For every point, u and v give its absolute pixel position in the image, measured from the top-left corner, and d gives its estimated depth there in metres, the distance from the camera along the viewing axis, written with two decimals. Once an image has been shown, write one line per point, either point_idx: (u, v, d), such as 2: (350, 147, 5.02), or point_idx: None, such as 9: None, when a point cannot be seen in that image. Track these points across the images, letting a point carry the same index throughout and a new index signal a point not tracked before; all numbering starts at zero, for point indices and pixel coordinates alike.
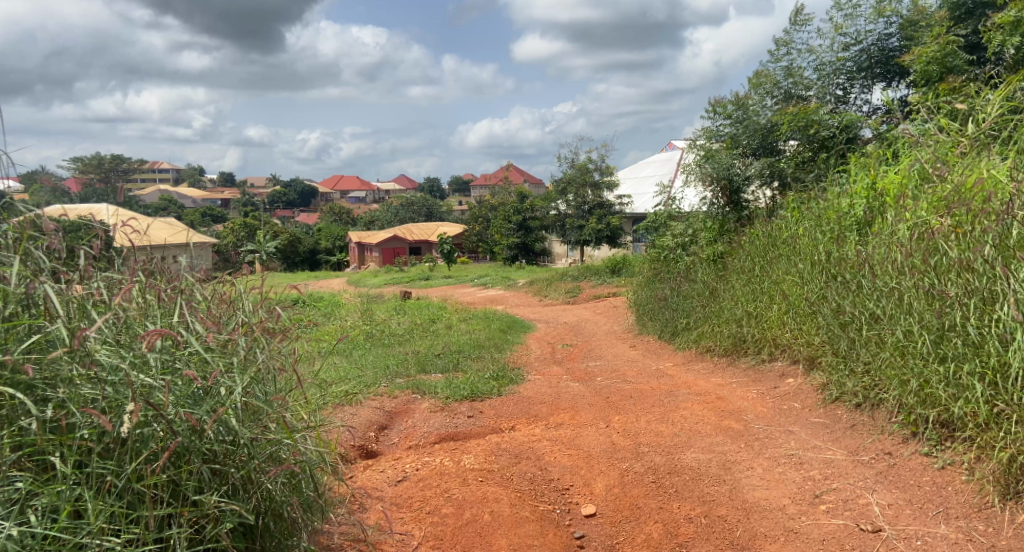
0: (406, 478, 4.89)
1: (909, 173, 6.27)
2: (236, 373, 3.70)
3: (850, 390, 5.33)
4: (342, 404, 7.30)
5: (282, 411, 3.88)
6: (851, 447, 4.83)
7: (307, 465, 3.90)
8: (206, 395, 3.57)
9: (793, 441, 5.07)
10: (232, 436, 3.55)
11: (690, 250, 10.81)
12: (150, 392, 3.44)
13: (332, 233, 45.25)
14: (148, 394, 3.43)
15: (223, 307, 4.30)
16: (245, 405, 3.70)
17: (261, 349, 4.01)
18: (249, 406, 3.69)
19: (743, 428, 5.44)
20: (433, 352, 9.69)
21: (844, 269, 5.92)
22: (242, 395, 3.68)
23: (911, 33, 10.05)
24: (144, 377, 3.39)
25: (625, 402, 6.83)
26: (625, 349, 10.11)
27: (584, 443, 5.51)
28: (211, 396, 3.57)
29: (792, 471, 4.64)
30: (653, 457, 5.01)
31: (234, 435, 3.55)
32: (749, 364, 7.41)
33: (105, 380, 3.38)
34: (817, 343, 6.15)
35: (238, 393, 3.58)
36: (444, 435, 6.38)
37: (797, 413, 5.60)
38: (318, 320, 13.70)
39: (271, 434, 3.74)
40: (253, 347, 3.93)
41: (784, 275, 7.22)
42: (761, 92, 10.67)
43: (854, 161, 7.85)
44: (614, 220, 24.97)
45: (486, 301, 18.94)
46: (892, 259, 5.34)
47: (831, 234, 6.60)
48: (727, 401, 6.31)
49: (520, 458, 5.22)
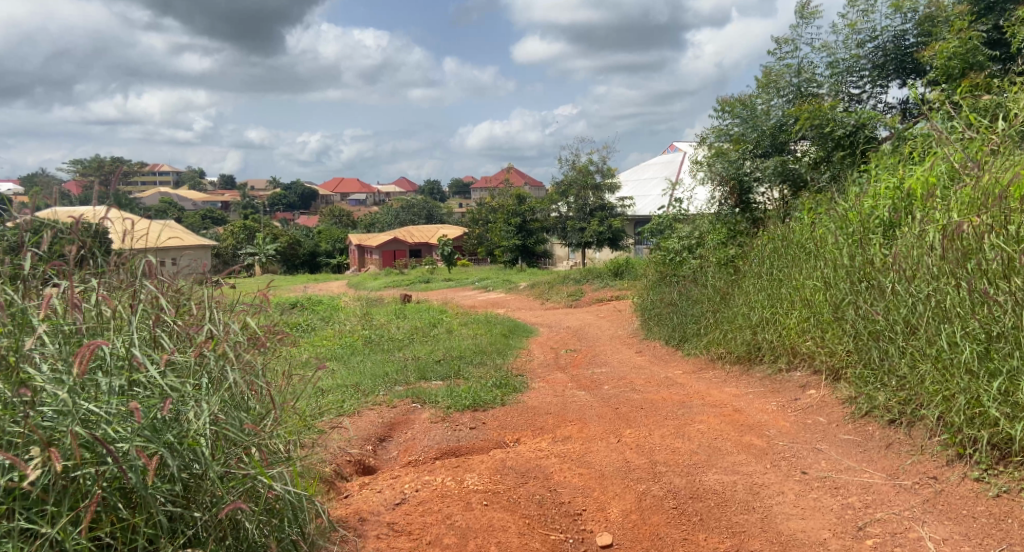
0: (404, 500, 4.54)
1: (937, 173, 5.98)
2: (203, 398, 3.38)
3: (883, 405, 4.99)
4: (337, 416, 6.95)
5: (263, 441, 3.56)
6: (889, 469, 4.47)
7: (304, 497, 3.58)
8: (168, 424, 3.27)
9: (823, 461, 4.71)
10: (199, 472, 3.27)
11: (697, 253, 10.47)
12: (99, 423, 3.13)
13: (331, 236, 44.82)
14: (93, 426, 3.12)
15: (199, 324, 3.99)
16: (217, 434, 3.40)
17: (232, 366, 3.71)
18: (221, 435, 3.40)
19: (766, 445, 5.08)
20: (434, 358, 9.35)
21: (870, 272, 5.58)
22: (212, 422, 3.38)
23: (930, 29, 9.71)
24: (89, 406, 3.08)
25: (635, 413, 6.47)
26: (631, 355, 9.77)
27: (596, 461, 5.15)
28: (173, 425, 3.27)
29: (827, 498, 4.28)
30: (672, 478, 4.65)
31: (202, 468, 3.26)
32: (765, 373, 7.05)
33: (44, 410, 3.07)
34: (842, 352, 5.79)
35: (205, 421, 3.28)
36: (446, 449, 6.03)
37: (823, 428, 5.24)
38: (316, 324, 13.35)
39: (248, 468, 3.42)
40: (225, 364, 3.64)
41: (804, 280, 6.87)
42: (770, 91, 10.31)
43: (874, 163, 7.51)
44: (616, 223, 24.68)
45: (488, 304, 18.65)
46: (925, 263, 4.99)
47: (853, 235, 6.24)
48: (745, 414, 5.95)
49: (528, 478, 4.86)
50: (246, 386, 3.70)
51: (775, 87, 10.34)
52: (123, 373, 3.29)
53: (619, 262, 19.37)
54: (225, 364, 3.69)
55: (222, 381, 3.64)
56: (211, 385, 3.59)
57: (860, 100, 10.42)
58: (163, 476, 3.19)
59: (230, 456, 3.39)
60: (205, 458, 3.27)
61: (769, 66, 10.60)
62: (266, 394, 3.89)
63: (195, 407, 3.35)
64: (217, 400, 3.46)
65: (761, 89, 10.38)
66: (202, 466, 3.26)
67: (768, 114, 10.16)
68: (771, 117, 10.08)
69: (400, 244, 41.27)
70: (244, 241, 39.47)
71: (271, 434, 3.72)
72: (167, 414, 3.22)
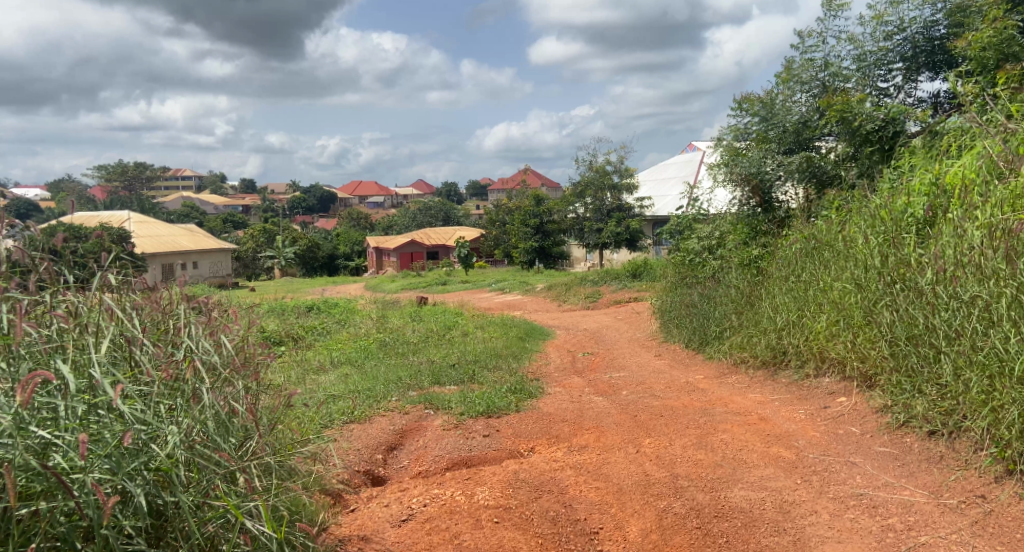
0: (411, 517, 4.29)
1: (976, 169, 5.71)
2: (174, 423, 3.35)
3: (921, 415, 4.71)
4: (346, 423, 6.74)
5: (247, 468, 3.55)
6: (931, 486, 4.19)
7: (278, 538, 3.43)
8: (135, 451, 3.22)
9: (858, 477, 4.42)
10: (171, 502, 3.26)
11: (717, 253, 10.15)
12: (53, 451, 3.06)
13: (350, 238, 44.66)
14: (48, 455, 3.05)
15: (178, 341, 3.94)
16: (190, 461, 3.40)
17: (206, 386, 3.66)
18: (195, 462, 3.38)
19: (796, 458, 4.79)
20: (449, 362, 9.11)
21: (905, 273, 5.27)
22: (185, 449, 3.36)
23: (962, 20, 9.38)
24: (41, 434, 2.99)
25: (655, 421, 6.20)
26: (650, 358, 9.48)
27: (612, 473, 4.87)
28: (140, 453, 3.23)
29: (865, 519, 3.98)
30: (694, 494, 4.37)
31: (175, 499, 3.25)
32: (791, 379, 6.76)
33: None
34: (875, 357, 5.48)
35: (174, 447, 3.26)
36: (456, 459, 5.78)
37: (857, 439, 4.95)
38: (331, 328, 13.14)
39: (219, 500, 3.40)
40: (199, 385, 3.57)
41: (833, 282, 6.58)
42: (793, 86, 10.06)
43: (905, 160, 7.21)
44: (633, 223, 24.36)
45: (505, 307, 18.41)
46: (975, 265, 4.68)
47: (885, 235, 5.95)
48: (772, 422, 5.66)
49: (541, 492, 4.59)
50: (223, 407, 3.67)
51: (798, 83, 10.07)
52: (84, 396, 3.22)
53: (638, 263, 19.04)
54: (200, 384, 3.65)
55: (196, 401, 3.58)
56: (186, 407, 3.56)
57: (890, 93, 10.08)
58: (128, 508, 3.16)
59: (206, 483, 3.39)
60: (178, 487, 3.27)
61: (792, 61, 10.31)
62: (247, 417, 3.80)
63: (165, 433, 3.32)
64: (190, 424, 3.45)
65: (783, 85, 10.12)
66: (169, 496, 3.22)
67: (791, 111, 9.89)
68: (793, 114, 9.82)
69: (418, 246, 41.10)
70: (264, 244, 39.51)
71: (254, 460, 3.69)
72: (135, 442, 3.19)
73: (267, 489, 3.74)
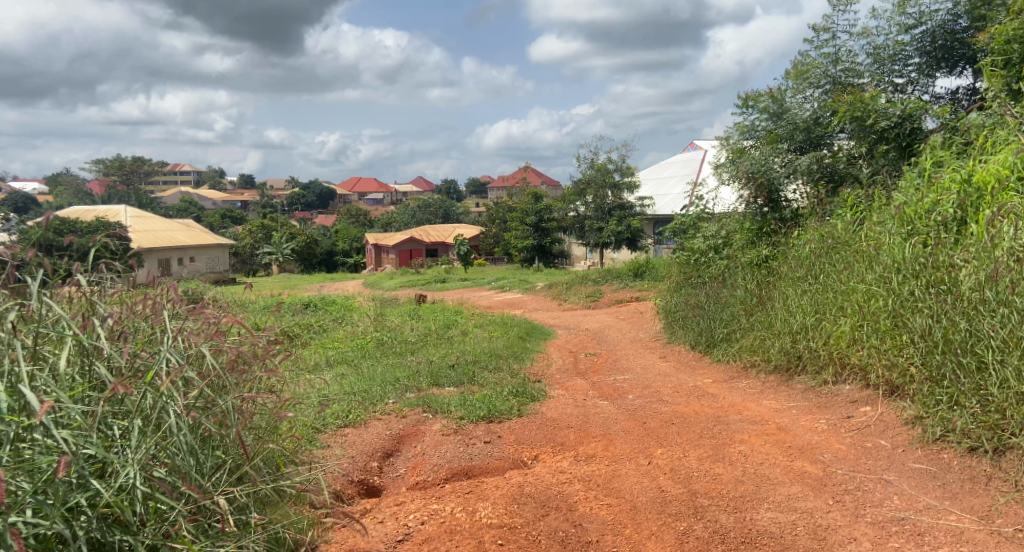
0: (407, 537, 3.95)
1: (1014, 166, 5.46)
2: (129, 454, 3.12)
3: (961, 430, 4.44)
4: (339, 429, 6.39)
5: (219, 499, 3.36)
6: (979, 511, 3.90)
7: None
8: (78, 484, 3.01)
9: (896, 498, 4.10)
10: (123, 542, 3.08)
11: (723, 253, 9.81)
12: None
13: (347, 235, 44.23)
14: None
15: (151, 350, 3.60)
16: (148, 494, 3.19)
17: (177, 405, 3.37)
18: (153, 498, 3.17)
19: (823, 474, 4.46)
20: (448, 362, 8.78)
21: (942, 277, 4.98)
22: (142, 483, 3.14)
23: (984, 13, 9.06)
24: None
25: (666, 429, 5.86)
26: (654, 360, 9.14)
27: (624, 488, 4.53)
28: (87, 486, 3.03)
29: (911, 548, 3.65)
30: (717, 515, 4.04)
31: (127, 540, 3.07)
32: (808, 385, 6.43)
33: None
34: (904, 365, 5.18)
35: (125, 483, 3.03)
36: (456, 469, 5.44)
37: (888, 454, 4.64)
38: (327, 325, 12.79)
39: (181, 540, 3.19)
40: (163, 404, 3.29)
41: (852, 284, 6.26)
42: (805, 82, 9.77)
43: (928, 157, 6.90)
44: (636, 222, 24.00)
45: (505, 305, 18.09)
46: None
47: (916, 236, 5.64)
48: (792, 433, 5.32)
49: (548, 509, 4.25)
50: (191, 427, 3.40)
51: (811, 78, 9.76)
52: (19, 421, 2.98)
53: (641, 263, 18.68)
54: (170, 402, 3.36)
55: (161, 421, 3.34)
56: (150, 429, 3.30)
57: (905, 90, 9.77)
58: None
59: (165, 519, 3.21)
60: (133, 526, 3.10)
61: (805, 56, 10.03)
62: (224, 441, 3.56)
63: (117, 464, 3.12)
64: (150, 451, 3.21)
65: (795, 81, 9.84)
66: (119, 537, 3.06)
67: (801, 107, 9.60)
68: (804, 110, 9.51)
69: (416, 242, 40.73)
70: (263, 241, 39.22)
71: (229, 490, 3.49)
72: (74, 479, 2.97)
73: (247, 523, 3.51)
